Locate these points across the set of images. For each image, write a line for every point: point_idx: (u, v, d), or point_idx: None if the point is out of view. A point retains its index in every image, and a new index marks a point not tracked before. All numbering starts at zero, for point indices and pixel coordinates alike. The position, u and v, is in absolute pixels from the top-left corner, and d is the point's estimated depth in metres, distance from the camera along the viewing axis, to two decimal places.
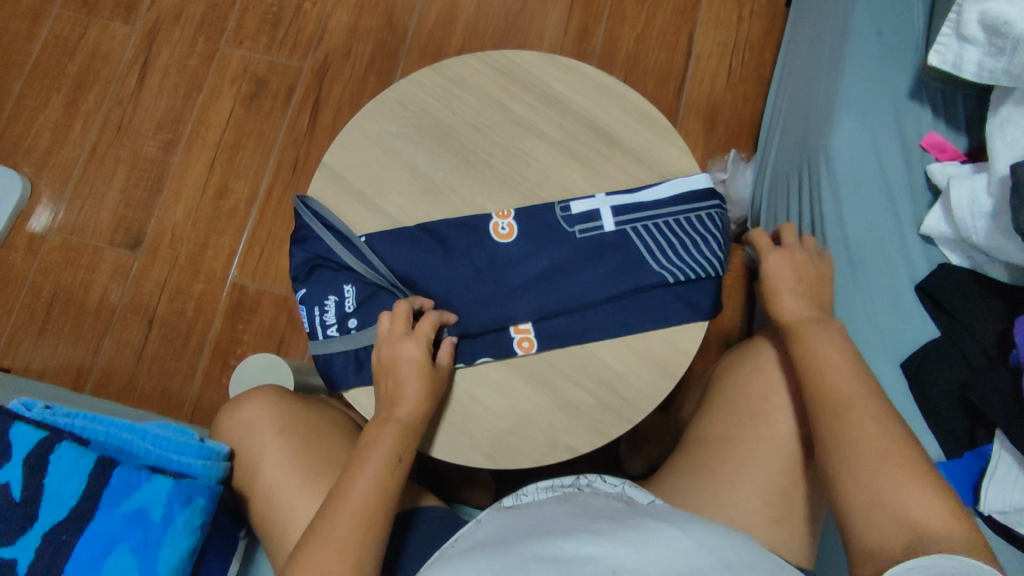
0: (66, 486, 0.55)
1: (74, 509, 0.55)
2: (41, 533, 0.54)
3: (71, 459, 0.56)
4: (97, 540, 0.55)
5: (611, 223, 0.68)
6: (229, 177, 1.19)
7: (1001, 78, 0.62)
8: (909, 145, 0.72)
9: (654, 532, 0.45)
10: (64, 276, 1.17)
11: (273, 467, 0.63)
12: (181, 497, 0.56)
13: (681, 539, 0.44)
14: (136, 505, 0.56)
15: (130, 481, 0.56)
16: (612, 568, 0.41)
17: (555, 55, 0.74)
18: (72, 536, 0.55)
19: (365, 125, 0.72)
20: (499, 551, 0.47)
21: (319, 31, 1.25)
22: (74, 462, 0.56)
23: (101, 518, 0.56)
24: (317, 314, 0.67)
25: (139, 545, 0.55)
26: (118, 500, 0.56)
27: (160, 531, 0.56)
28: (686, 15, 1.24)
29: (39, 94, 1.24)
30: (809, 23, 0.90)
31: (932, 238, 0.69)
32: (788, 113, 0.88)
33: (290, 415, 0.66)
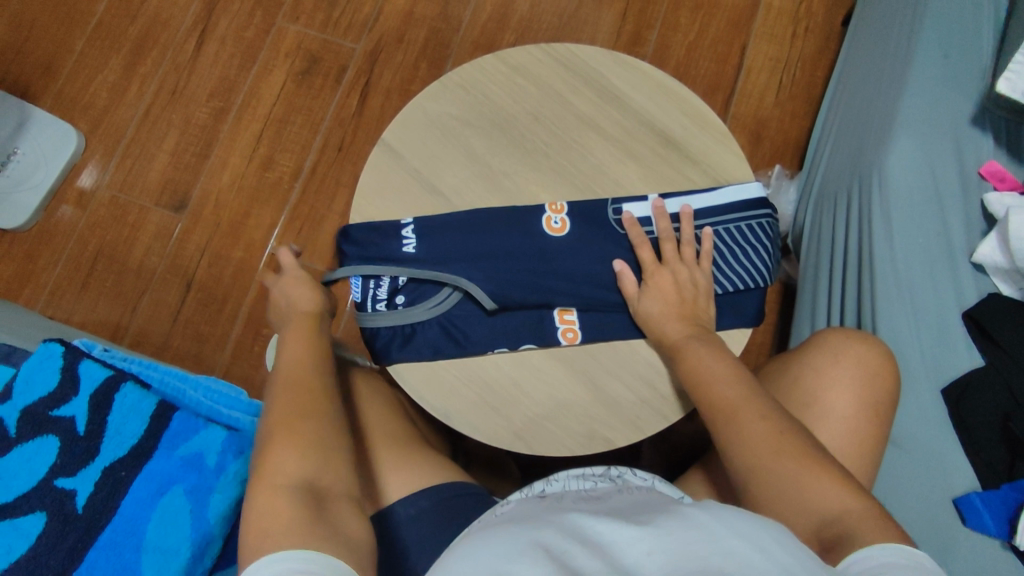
0: (129, 424, 0.62)
1: (135, 447, 0.61)
2: (100, 470, 0.60)
3: (133, 400, 0.63)
4: (151, 480, 0.60)
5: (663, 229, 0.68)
6: (275, 150, 1.21)
7: None
8: (966, 171, 0.72)
9: (686, 518, 0.44)
10: (109, 233, 1.19)
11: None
12: (233, 449, 0.63)
13: (717, 522, 0.43)
14: (193, 450, 0.62)
15: (189, 426, 0.63)
16: (647, 551, 0.40)
17: (616, 52, 0.75)
18: (130, 473, 0.60)
19: (425, 104, 0.73)
20: (535, 528, 0.47)
21: (375, 14, 1.26)
22: (135, 404, 0.63)
23: (160, 458, 0.61)
24: (370, 286, 0.68)
25: (193, 487, 0.60)
26: (177, 444, 0.63)
27: (213, 478, 0.61)
28: (740, 27, 1.24)
29: (100, 53, 1.27)
30: (870, 42, 0.90)
31: (983, 266, 0.69)
32: (841, 130, 0.88)
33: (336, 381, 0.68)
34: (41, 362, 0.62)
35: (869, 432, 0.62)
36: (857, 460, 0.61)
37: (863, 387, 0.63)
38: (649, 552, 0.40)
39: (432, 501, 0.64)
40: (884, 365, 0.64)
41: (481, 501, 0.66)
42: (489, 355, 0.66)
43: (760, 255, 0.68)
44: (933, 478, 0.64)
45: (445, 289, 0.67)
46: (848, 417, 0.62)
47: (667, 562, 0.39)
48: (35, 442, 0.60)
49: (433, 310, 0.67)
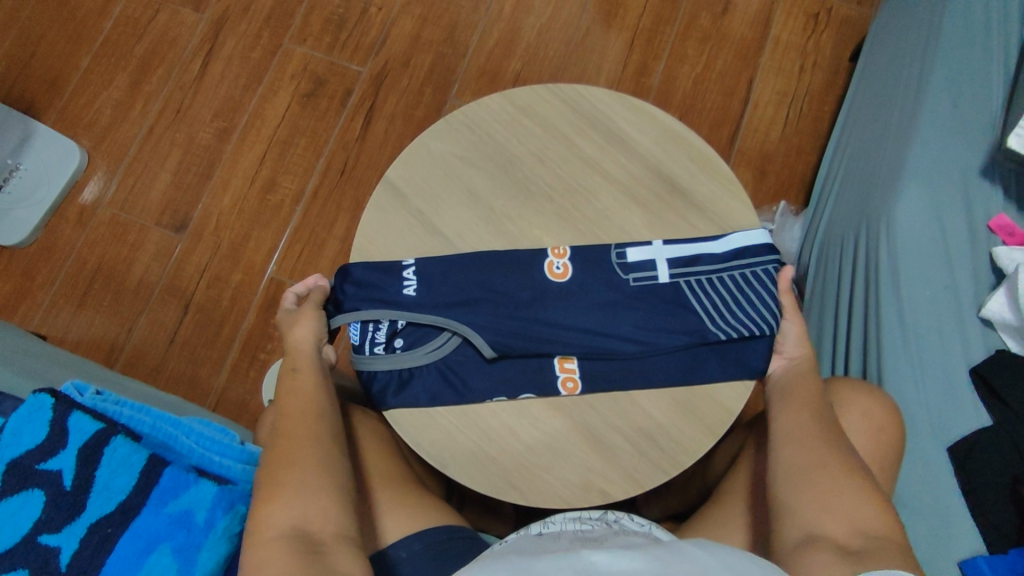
0: (118, 479, 0.60)
1: (123, 502, 0.60)
2: (85, 526, 0.58)
3: (123, 453, 0.61)
4: (140, 535, 0.59)
5: (666, 275, 0.67)
6: (278, 172, 1.21)
7: None
8: (975, 223, 0.72)
9: (683, 555, 0.44)
10: (109, 251, 1.18)
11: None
12: (223, 503, 0.61)
13: (708, 558, 0.44)
14: (182, 507, 0.60)
15: (179, 482, 0.61)
16: None
17: (624, 94, 0.74)
18: (117, 530, 0.58)
19: (430, 143, 0.72)
20: (525, 557, 0.47)
21: (382, 38, 1.26)
22: (126, 457, 0.61)
23: (147, 514, 0.59)
24: (369, 329, 0.67)
25: (180, 546, 0.59)
26: (166, 500, 0.60)
27: (201, 535, 0.59)
28: (747, 60, 1.24)
29: (106, 70, 1.27)
30: (878, 86, 0.89)
31: (991, 322, 0.68)
32: (848, 173, 0.87)
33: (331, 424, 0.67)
34: (29, 415, 0.60)
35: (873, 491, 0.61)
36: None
37: (868, 443, 0.62)
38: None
39: (426, 547, 0.63)
40: (889, 421, 0.63)
41: (476, 547, 0.64)
42: (485, 402, 0.65)
43: (764, 302, 0.66)
44: (937, 538, 0.62)
45: (444, 333, 0.66)
46: None
47: None
48: (19, 497, 0.58)
49: (431, 354, 0.66)
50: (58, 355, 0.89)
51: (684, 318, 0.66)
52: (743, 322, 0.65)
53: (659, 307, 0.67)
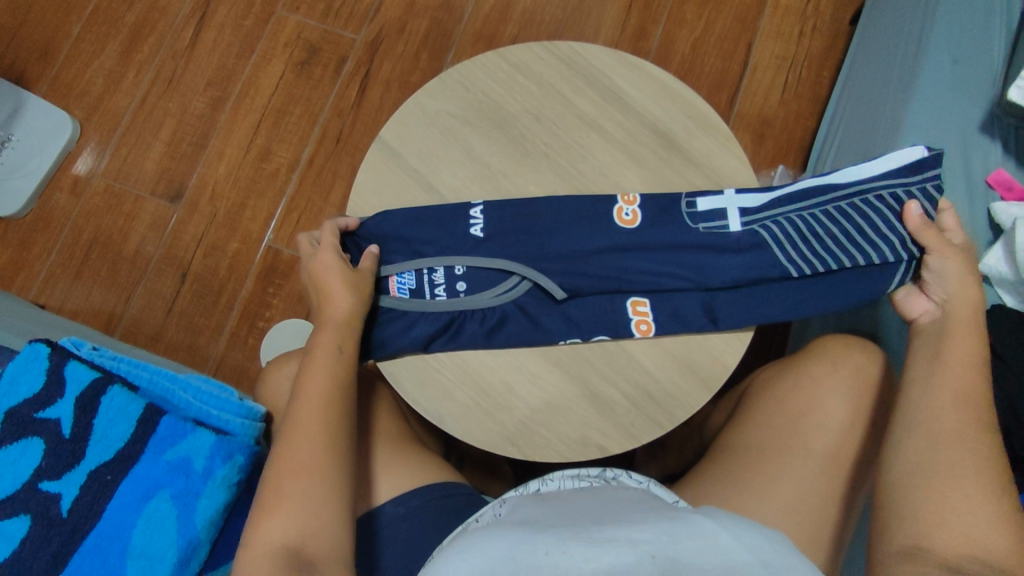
0: (116, 428, 0.61)
1: (121, 451, 0.60)
2: (86, 473, 0.59)
3: (120, 402, 0.61)
4: (141, 482, 0.60)
5: (738, 223, 0.66)
6: (273, 141, 1.20)
7: None
8: (973, 180, 0.71)
9: (695, 526, 0.44)
10: (104, 221, 1.18)
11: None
12: (222, 453, 0.61)
13: (721, 531, 0.43)
14: (181, 455, 0.61)
15: (176, 431, 0.61)
16: (648, 551, 0.41)
17: (621, 52, 0.73)
18: (117, 477, 0.59)
19: (424, 102, 0.72)
20: (530, 526, 0.47)
21: (376, 3, 1.24)
22: (123, 406, 0.61)
23: (146, 462, 0.60)
24: (425, 274, 0.67)
25: (180, 492, 0.60)
26: (164, 448, 0.61)
27: (201, 482, 0.60)
28: (747, 24, 1.22)
29: (96, 38, 1.25)
30: (879, 45, 0.88)
31: (988, 277, 0.68)
32: (846, 134, 0.86)
33: None
34: (26, 364, 0.61)
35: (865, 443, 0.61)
36: (852, 470, 0.61)
37: (860, 397, 0.62)
38: (651, 553, 0.41)
39: (423, 504, 0.64)
40: (882, 375, 0.63)
41: (474, 503, 0.65)
42: (478, 357, 0.65)
43: (862, 234, 0.62)
44: None
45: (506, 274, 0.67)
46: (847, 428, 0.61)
47: (668, 565, 0.40)
48: (18, 445, 0.59)
49: (498, 297, 0.66)
50: (54, 321, 0.89)
51: (763, 264, 0.64)
52: (837, 260, 0.62)
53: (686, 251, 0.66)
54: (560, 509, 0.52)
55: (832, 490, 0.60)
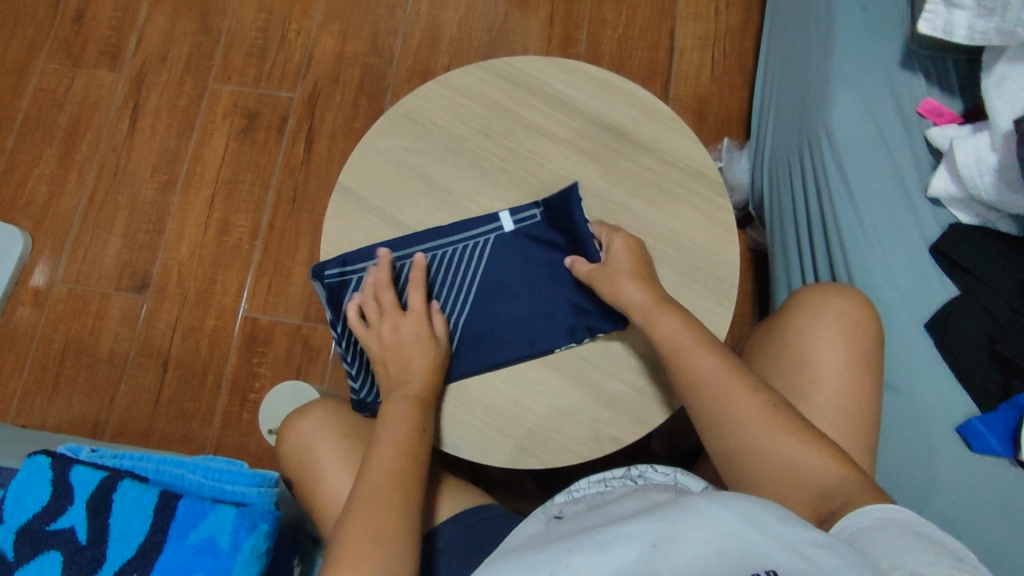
0: (133, 523, 0.59)
1: (143, 543, 0.59)
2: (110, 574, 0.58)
3: (133, 495, 0.60)
4: (171, 570, 0.59)
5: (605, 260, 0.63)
6: (230, 212, 1.19)
7: (994, 38, 0.65)
8: (906, 113, 0.75)
9: (696, 504, 0.43)
10: (73, 326, 1.16)
11: (332, 482, 0.65)
12: (245, 524, 0.60)
13: (722, 506, 0.42)
14: (204, 535, 0.59)
15: (196, 511, 0.60)
16: (647, 545, 0.40)
17: (555, 58, 0.76)
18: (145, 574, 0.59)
19: (377, 141, 0.73)
20: (543, 543, 0.48)
21: (306, 60, 1.26)
22: (137, 499, 0.60)
23: (170, 550, 0.59)
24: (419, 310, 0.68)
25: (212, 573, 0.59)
26: (186, 532, 0.60)
27: (230, 558, 0.59)
28: (665, 12, 1.27)
29: (32, 148, 1.24)
30: (792, 6, 0.92)
31: (940, 200, 0.71)
32: (781, 94, 0.90)
33: (344, 426, 0.69)
34: (30, 478, 0.60)
35: (864, 380, 0.63)
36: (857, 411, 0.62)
37: (849, 337, 0.64)
38: (653, 544, 0.40)
39: (459, 533, 0.63)
40: (866, 311, 0.65)
41: (509, 521, 0.65)
42: (479, 379, 0.66)
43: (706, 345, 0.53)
44: (934, 412, 0.65)
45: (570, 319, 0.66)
46: (848, 371, 0.63)
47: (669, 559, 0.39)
48: (36, 561, 0.58)
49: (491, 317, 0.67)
50: (35, 436, 0.86)
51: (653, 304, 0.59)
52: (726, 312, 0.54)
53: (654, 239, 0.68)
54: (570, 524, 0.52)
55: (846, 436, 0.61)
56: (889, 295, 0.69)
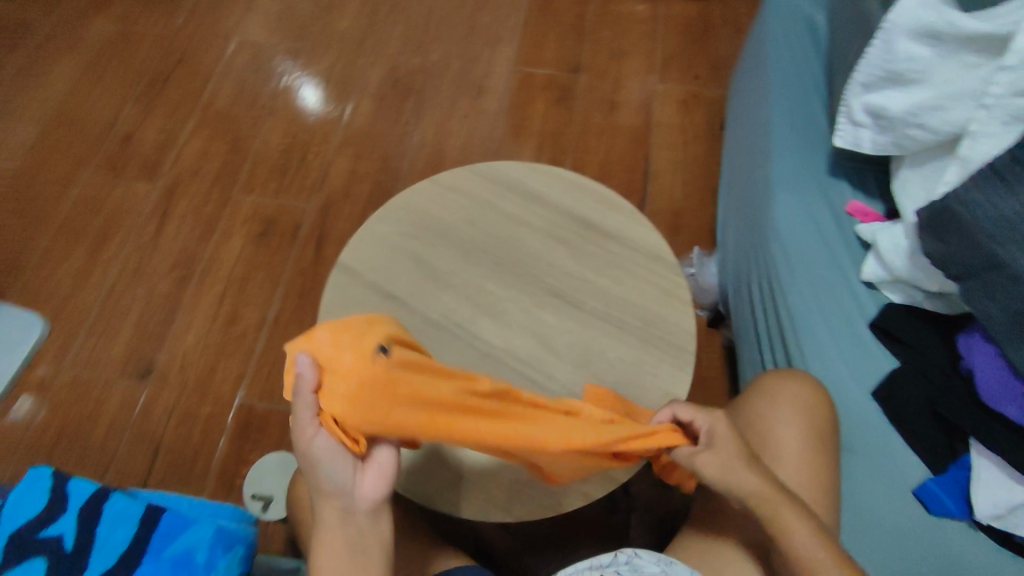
0: (117, 532, 0.63)
1: (124, 551, 0.62)
2: None
3: (122, 506, 0.65)
4: None
5: None
6: (239, 306, 1.30)
7: (894, 149, 0.79)
8: (838, 211, 0.88)
9: None
10: (73, 410, 1.21)
11: None
12: (223, 543, 0.65)
13: None
14: (181, 549, 0.63)
15: (178, 523, 0.65)
16: None
17: (534, 163, 0.88)
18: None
19: (375, 228, 0.83)
20: None
21: (322, 176, 1.45)
22: (126, 509, 0.65)
23: (147, 565, 0.61)
24: None
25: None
26: (165, 545, 0.63)
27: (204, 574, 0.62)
28: (640, 142, 1.49)
29: (64, 248, 1.37)
30: (742, 133, 1.10)
31: (873, 283, 0.82)
32: (737, 206, 1.05)
33: None
34: (30, 486, 0.66)
35: (823, 442, 0.70)
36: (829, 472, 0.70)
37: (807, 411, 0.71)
38: None
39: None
40: (813, 395, 0.72)
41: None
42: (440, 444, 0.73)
43: None
44: (890, 476, 0.72)
45: None
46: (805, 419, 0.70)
47: None
48: (20, 566, 0.60)
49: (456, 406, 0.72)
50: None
51: None
52: None
53: (622, 309, 0.77)
54: (437, 444, 0.72)
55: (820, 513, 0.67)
56: (822, 370, 0.78)
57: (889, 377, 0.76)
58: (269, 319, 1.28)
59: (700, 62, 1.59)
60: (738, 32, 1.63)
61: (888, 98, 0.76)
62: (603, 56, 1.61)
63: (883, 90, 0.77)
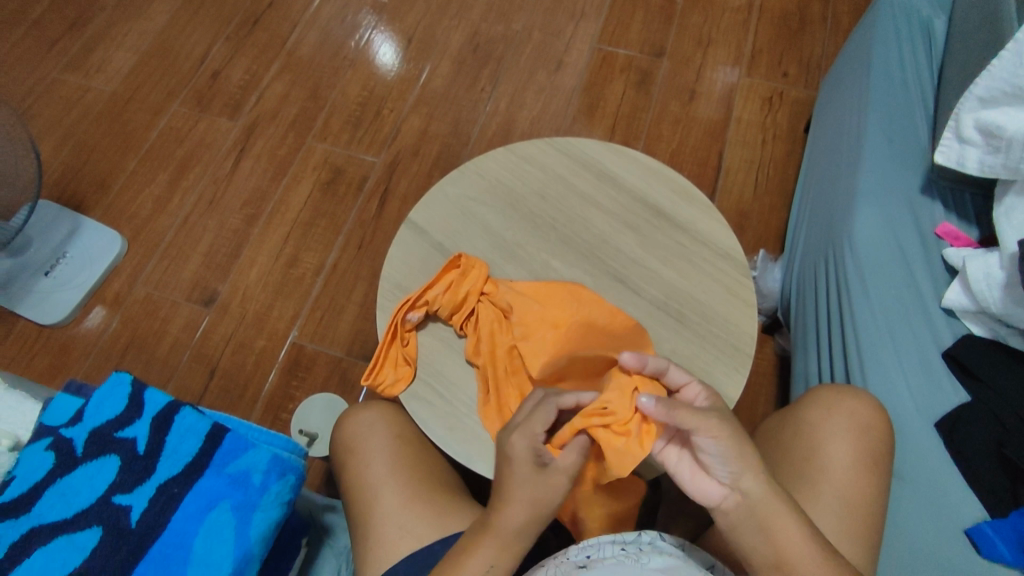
0: (185, 443, 0.67)
1: (191, 463, 0.66)
2: (156, 486, 0.65)
3: (191, 420, 0.69)
4: (205, 495, 0.65)
5: None
6: (301, 249, 1.34)
7: (1000, 171, 0.76)
8: (925, 232, 0.85)
9: None
10: (141, 326, 1.28)
11: (378, 470, 0.70)
12: (277, 470, 0.68)
13: None
14: (241, 469, 0.67)
15: (239, 444, 0.68)
16: None
17: (611, 143, 0.87)
18: (182, 490, 0.65)
19: (447, 189, 0.84)
20: None
21: (393, 132, 1.47)
22: (194, 424, 0.68)
23: (209, 477, 0.66)
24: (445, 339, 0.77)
25: (239, 504, 0.65)
26: (227, 462, 0.67)
27: (258, 495, 0.66)
28: (716, 135, 1.45)
29: (148, 173, 1.44)
30: (829, 136, 1.06)
31: (953, 311, 0.79)
32: (812, 214, 1.01)
33: (404, 424, 0.75)
34: (111, 389, 0.70)
35: (877, 465, 0.68)
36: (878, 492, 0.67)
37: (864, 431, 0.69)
38: None
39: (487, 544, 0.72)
40: (873, 417, 0.70)
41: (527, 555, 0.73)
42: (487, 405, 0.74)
43: None
44: (942, 511, 0.70)
45: None
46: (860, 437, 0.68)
47: None
48: (97, 461, 0.65)
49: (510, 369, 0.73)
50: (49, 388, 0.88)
51: None
52: None
53: (685, 304, 0.76)
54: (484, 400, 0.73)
55: (862, 532, 0.65)
56: (885, 394, 0.76)
57: (956, 410, 0.74)
58: (328, 265, 1.32)
59: (791, 59, 1.52)
60: (836, 30, 1.54)
61: (1005, 117, 0.73)
62: (689, 43, 1.55)
63: (1000, 106, 0.75)
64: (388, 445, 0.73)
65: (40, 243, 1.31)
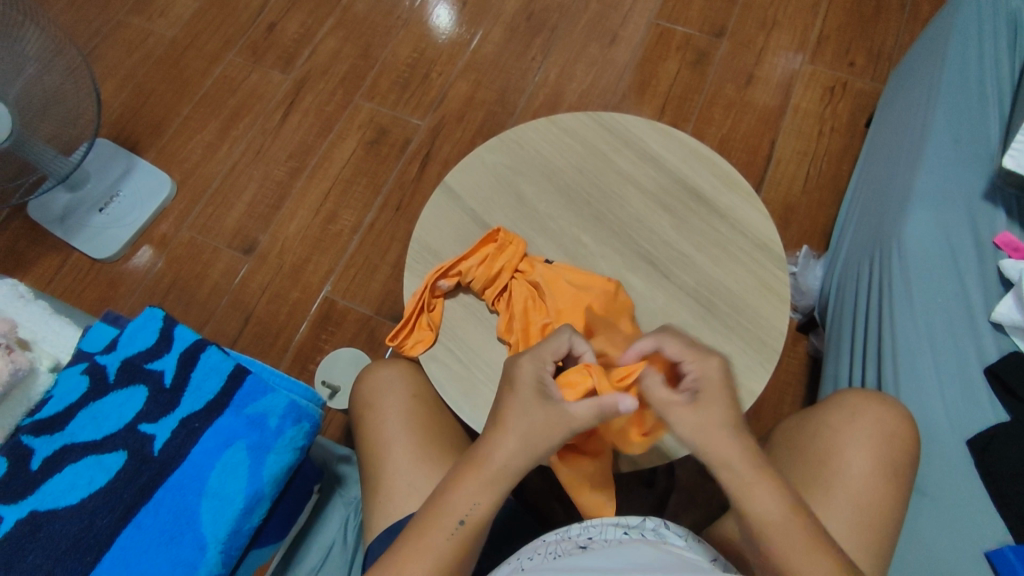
0: (208, 381, 0.70)
1: (212, 400, 0.69)
2: (178, 419, 0.68)
3: (215, 360, 0.71)
4: (223, 432, 0.68)
5: None
6: (340, 206, 1.36)
7: None
8: (983, 241, 0.80)
9: None
10: (184, 268, 1.33)
11: (393, 427, 0.72)
12: (293, 416, 0.70)
13: None
14: (258, 412, 0.69)
15: (258, 388, 0.70)
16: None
17: (656, 122, 0.84)
18: (202, 425, 0.68)
19: (484, 156, 0.83)
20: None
21: (440, 96, 1.46)
22: (218, 363, 0.71)
23: (228, 416, 0.68)
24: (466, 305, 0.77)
25: (254, 444, 0.67)
26: (246, 403, 0.69)
27: (273, 438, 0.68)
28: (770, 123, 1.39)
29: (201, 119, 1.47)
30: (890, 133, 1.00)
31: (1002, 326, 0.75)
32: (862, 212, 0.97)
33: (422, 385, 0.76)
34: (144, 322, 0.73)
35: (897, 476, 0.65)
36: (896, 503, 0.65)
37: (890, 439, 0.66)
38: None
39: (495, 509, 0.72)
40: (899, 428, 0.67)
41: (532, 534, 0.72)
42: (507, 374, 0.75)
43: None
44: (962, 529, 0.67)
45: None
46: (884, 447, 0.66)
47: None
48: (126, 390, 0.69)
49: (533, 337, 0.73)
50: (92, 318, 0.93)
51: None
52: None
53: (715, 292, 0.74)
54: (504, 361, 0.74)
55: (874, 541, 0.63)
56: (917, 405, 0.73)
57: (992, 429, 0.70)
58: (364, 224, 1.34)
59: (860, 47, 1.44)
60: (913, 19, 1.44)
61: None
62: (752, 24, 1.49)
63: None
64: (405, 404, 0.74)
65: (96, 180, 1.36)
